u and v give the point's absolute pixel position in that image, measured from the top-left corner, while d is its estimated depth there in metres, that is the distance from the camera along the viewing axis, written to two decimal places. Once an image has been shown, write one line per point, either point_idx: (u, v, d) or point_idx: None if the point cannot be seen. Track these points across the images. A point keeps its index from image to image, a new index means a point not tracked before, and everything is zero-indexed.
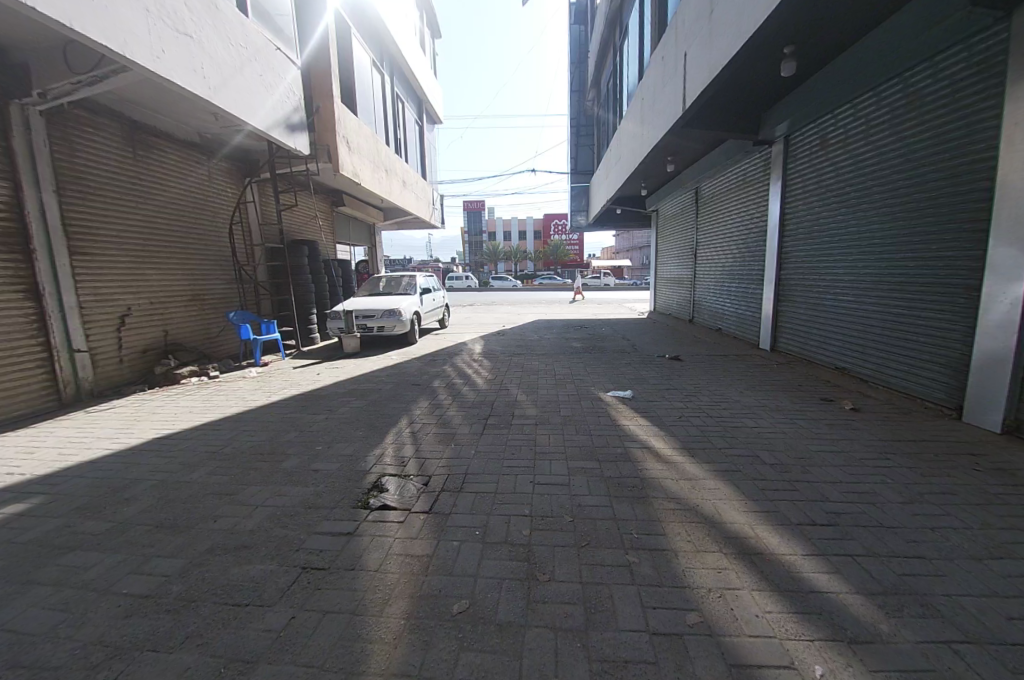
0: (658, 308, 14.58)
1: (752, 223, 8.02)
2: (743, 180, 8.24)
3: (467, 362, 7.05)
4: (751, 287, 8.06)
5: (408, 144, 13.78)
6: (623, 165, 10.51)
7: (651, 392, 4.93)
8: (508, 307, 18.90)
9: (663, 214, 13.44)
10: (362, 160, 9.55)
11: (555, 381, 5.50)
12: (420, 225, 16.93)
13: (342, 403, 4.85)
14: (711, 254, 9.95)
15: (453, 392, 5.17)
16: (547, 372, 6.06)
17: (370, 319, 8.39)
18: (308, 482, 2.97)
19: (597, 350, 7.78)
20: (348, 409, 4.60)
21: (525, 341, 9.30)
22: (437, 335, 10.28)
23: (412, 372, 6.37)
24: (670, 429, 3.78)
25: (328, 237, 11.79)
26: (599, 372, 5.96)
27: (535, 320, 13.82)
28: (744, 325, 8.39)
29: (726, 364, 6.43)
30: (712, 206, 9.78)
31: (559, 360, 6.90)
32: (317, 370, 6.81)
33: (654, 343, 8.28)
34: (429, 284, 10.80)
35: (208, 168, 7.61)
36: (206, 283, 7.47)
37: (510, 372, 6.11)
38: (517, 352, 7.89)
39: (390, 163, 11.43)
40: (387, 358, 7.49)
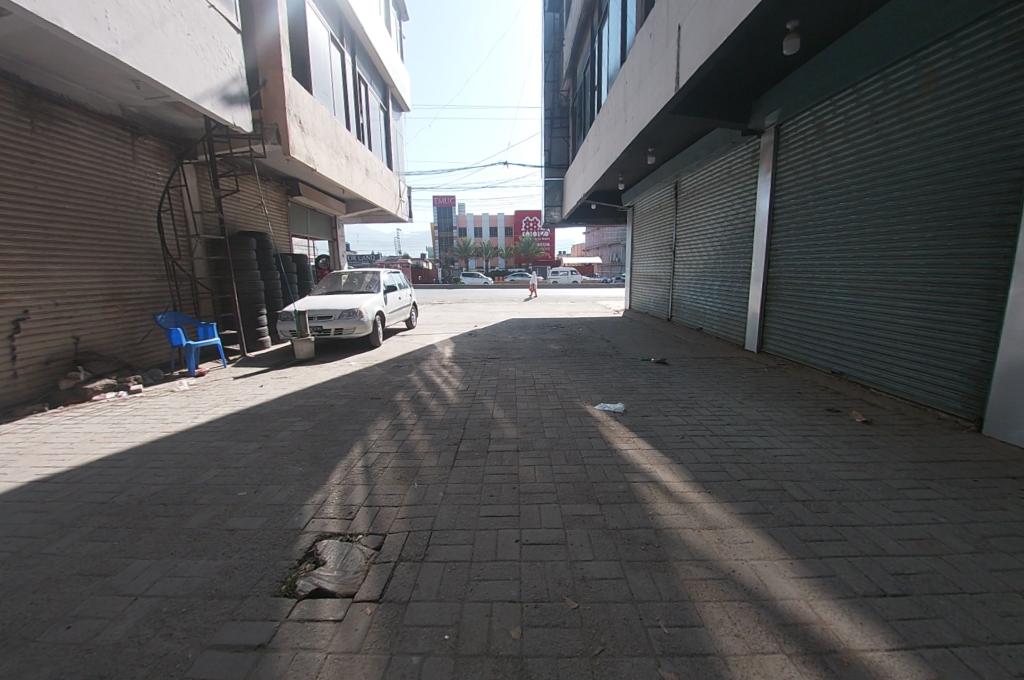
0: (633, 306, 14.23)
1: (737, 217, 7.61)
2: (728, 173, 7.83)
3: (436, 369, 6.31)
4: (736, 285, 7.63)
5: (371, 130, 12.80)
6: (602, 156, 9.96)
7: (644, 404, 4.35)
8: (479, 305, 18.15)
9: (639, 210, 13.05)
10: (319, 144, 8.62)
11: (536, 391, 4.86)
12: (386, 218, 15.92)
13: (283, 425, 4.04)
14: (691, 251, 9.58)
15: (419, 407, 4.45)
16: (525, 380, 5.41)
17: (326, 320, 7.50)
18: (218, 552, 2.20)
19: (578, 352, 7.20)
20: (288, 434, 3.80)
21: (498, 343, 8.62)
22: (403, 336, 9.46)
23: (372, 382, 5.57)
24: (675, 454, 3.20)
25: (281, 229, 10.71)
26: (583, 380, 5.35)
27: (508, 319, 13.15)
28: (727, 325, 7.99)
29: (717, 368, 5.98)
30: (693, 201, 9.40)
31: (538, 366, 6.26)
32: (262, 381, 5.90)
33: (637, 344, 7.75)
34: (395, 281, 9.94)
35: (131, 145, 6.48)
36: (129, 281, 6.37)
37: (485, 381, 5.43)
38: (491, 356, 7.21)
39: (351, 149, 10.50)
40: (346, 366, 6.65)
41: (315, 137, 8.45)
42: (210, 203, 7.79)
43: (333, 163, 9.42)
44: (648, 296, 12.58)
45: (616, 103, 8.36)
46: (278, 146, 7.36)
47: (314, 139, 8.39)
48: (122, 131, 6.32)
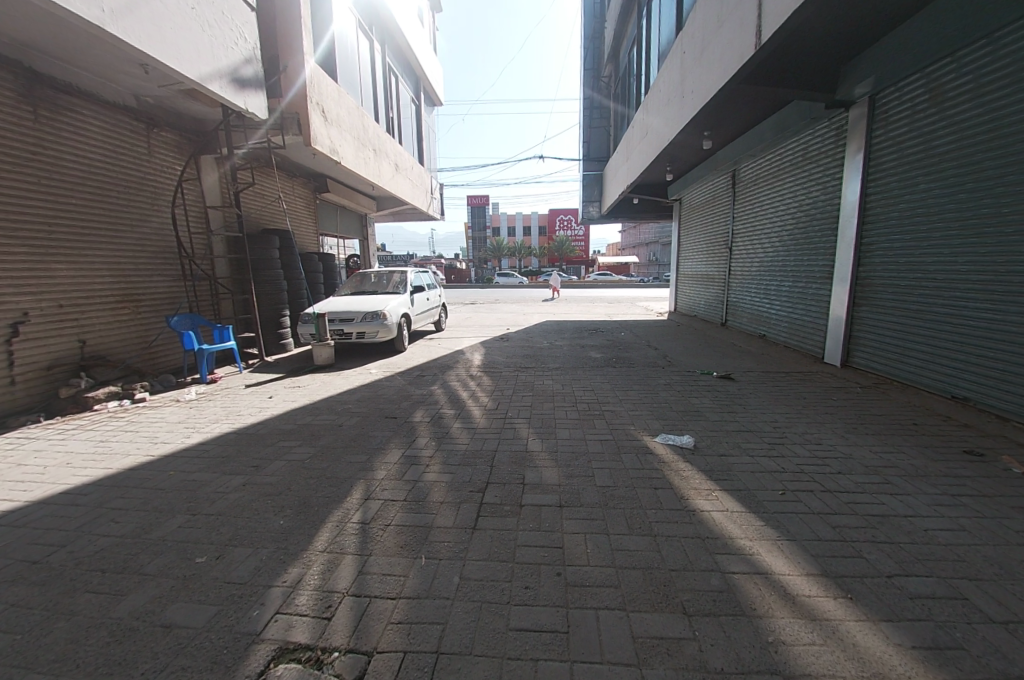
0: (679, 308, 13.04)
1: (814, 206, 6.43)
2: (802, 154, 6.67)
3: (463, 380, 5.56)
4: (812, 287, 6.44)
5: (402, 124, 12.31)
6: (649, 142, 8.96)
7: (719, 438, 3.43)
8: (512, 306, 17.43)
9: (688, 203, 11.88)
10: (345, 135, 8.13)
11: (579, 415, 4.03)
12: (418, 215, 15.46)
13: (277, 453, 3.41)
14: (751, 247, 8.40)
15: (439, 431, 3.72)
16: (565, 398, 4.59)
17: (347, 323, 6.95)
18: (130, 672, 1.53)
19: (624, 363, 6.30)
20: (279, 468, 3.15)
21: (533, 349, 7.81)
22: (430, 340, 8.82)
23: (389, 396, 4.90)
24: (781, 524, 2.30)
25: (308, 227, 10.36)
26: (636, 399, 4.46)
27: (543, 322, 12.31)
28: (799, 333, 6.79)
29: (797, 387, 4.93)
30: (755, 189, 8.22)
31: (580, 379, 5.41)
32: (272, 390, 5.37)
33: (691, 354, 6.75)
34: (423, 281, 9.33)
35: (145, 137, 6.15)
36: (142, 281, 6.04)
37: (518, 397, 4.64)
38: (525, 364, 6.41)
39: (380, 142, 9.99)
40: (365, 374, 6.05)
41: (340, 128, 7.96)
42: (231, 199, 7.41)
43: (360, 157, 8.93)
44: (698, 298, 11.39)
45: (669, 80, 7.37)
46: (300, 137, 6.89)
47: (339, 130, 7.91)
48: (134, 122, 5.98)
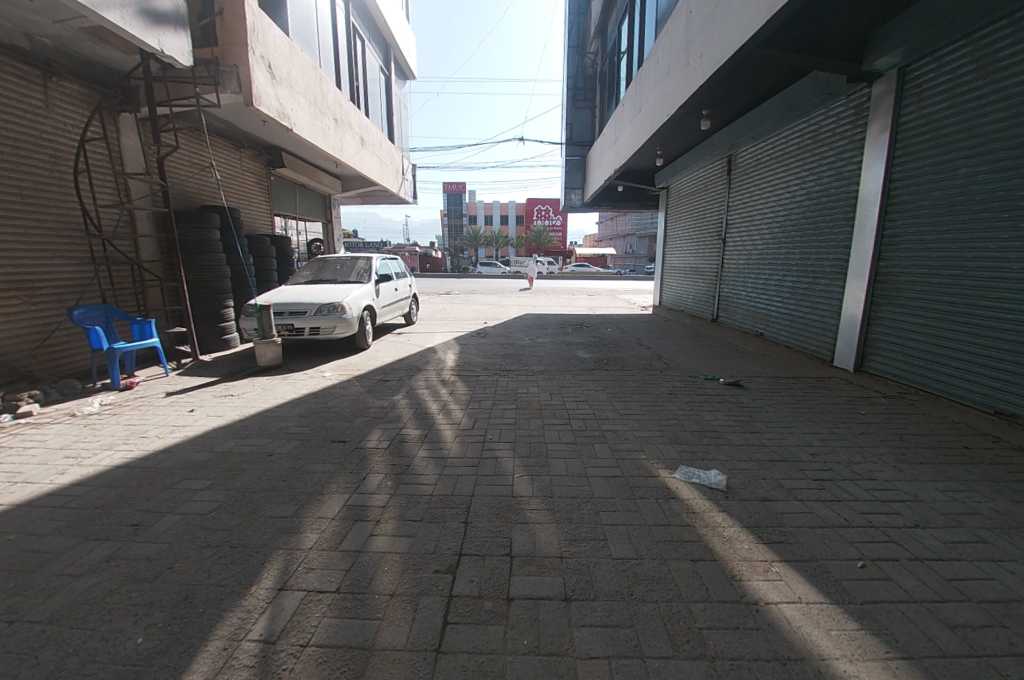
0: (663, 302, 12.51)
1: (824, 193, 5.84)
2: (813, 136, 6.05)
3: (433, 386, 4.72)
4: (820, 283, 5.88)
5: (369, 95, 11.13)
6: (641, 120, 8.18)
7: (754, 473, 2.74)
8: (488, 297, 16.54)
9: (676, 192, 11.27)
10: (298, 99, 7.01)
11: (574, 436, 3.27)
12: (388, 198, 14.31)
13: (175, 503, 2.49)
14: (747, 239, 7.84)
15: (398, 462, 2.89)
16: (555, 411, 3.83)
17: (299, 317, 5.97)
18: None
19: (617, 365, 5.59)
20: (168, 531, 2.24)
21: (513, 346, 7.04)
22: (399, 335, 7.91)
23: (341, 408, 4.02)
24: (895, 633, 1.58)
25: (259, 206, 9.14)
26: (640, 414, 3.75)
27: (522, 315, 11.52)
28: (803, 332, 6.25)
29: (816, 398, 4.34)
30: (754, 175, 7.60)
31: (569, 386, 4.65)
32: (198, 400, 4.38)
33: (689, 354, 6.11)
34: (390, 269, 8.36)
35: (39, 86, 4.89)
36: (38, 265, 4.87)
37: (498, 411, 3.85)
38: (505, 366, 5.63)
39: (342, 112, 8.85)
40: (317, 378, 5.12)
41: (292, 90, 6.84)
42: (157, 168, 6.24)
43: (318, 126, 7.81)
44: (685, 292, 10.88)
45: (671, 48, 6.58)
46: (240, 96, 5.79)
47: (291, 92, 6.79)
48: (23, 65, 4.71)
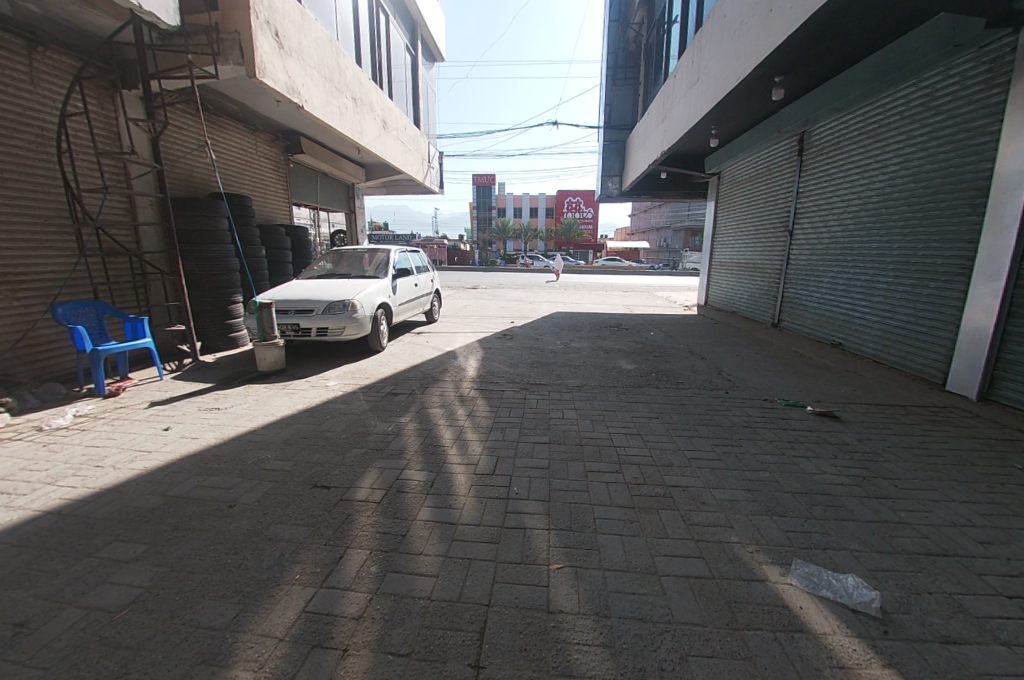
0: (711, 301, 11.32)
1: (938, 174, 4.64)
2: (925, 101, 4.83)
3: (449, 405, 3.94)
4: (929, 287, 4.69)
5: (394, 75, 10.41)
6: (698, 92, 7.08)
7: (914, 586, 1.81)
8: (517, 293, 15.69)
9: (729, 178, 10.03)
10: (310, 73, 6.34)
11: (630, 497, 2.40)
12: (414, 188, 13.66)
13: (79, 591, 1.80)
14: (823, 230, 6.63)
15: (388, 530, 2.10)
16: (600, 451, 2.96)
17: (305, 316, 5.33)
18: None
19: (670, 382, 4.65)
20: (50, 646, 1.54)
21: (544, 352, 6.20)
22: (418, 336, 7.21)
23: (333, 434, 3.28)
24: None
25: (274, 194, 8.62)
26: (713, 462, 2.83)
27: (553, 314, 10.60)
28: (902, 344, 5.08)
29: (948, 441, 3.28)
30: (836, 154, 6.37)
31: (615, 410, 3.76)
32: (178, 415, 3.79)
33: (756, 370, 5.09)
34: (410, 262, 7.65)
35: (23, 56, 4.41)
36: (22, 255, 4.41)
37: (528, 446, 3.02)
38: (535, 379, 4.78)
39: (362, 92, 8.17)
40: (319, 388, 4.44)
41: (303, 63, 6.18)
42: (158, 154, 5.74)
43: (333, 105, 7.15)
44: (738, 290, 9.68)
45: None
46: (242, 67, 5.15)
47: (302, 65, 6.12)
48: (3, 32, 4.22)
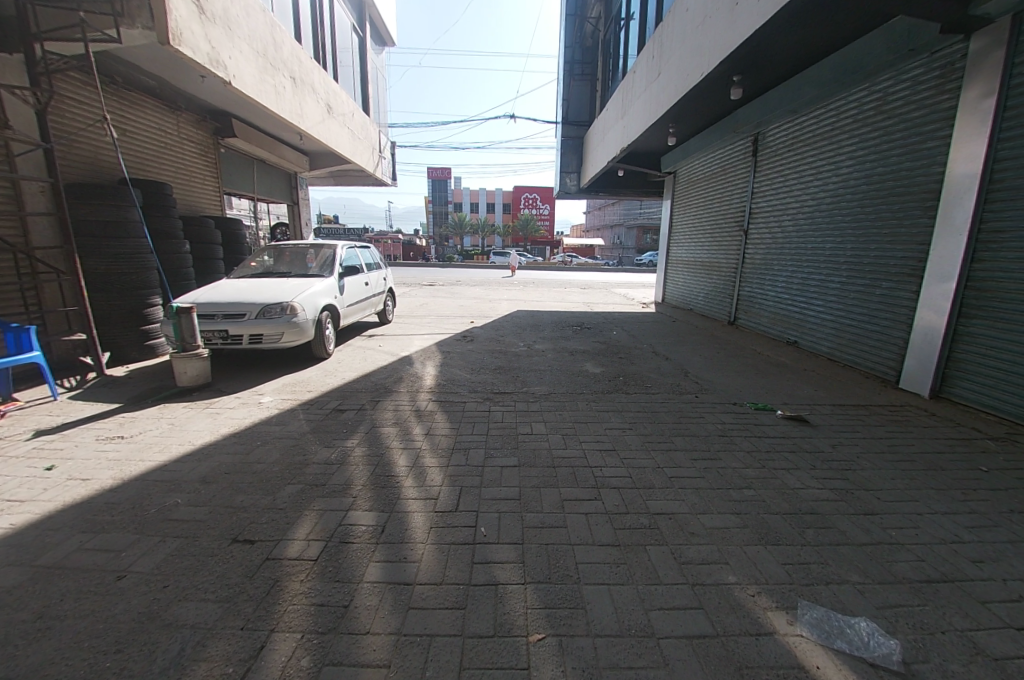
0: (667, 298, 11.46)
1: (891, 176, 4.75)
2: (877, 105, 4.94)
3: (404, 422, 3.52)
4: (882, 287, 4.81)
5: (338, 57, 9.62)
6: (660, 87, 6.96)
7: (931, 627, 1.64)
8: (474, 290, 15.24)
9: (685, 176, 10.14)
10: (238, 45, 5.58)
11: (613, 532, 2.11)
12: (363, 179, 12.84)
13: None
14: (777, 229, 6.74)
15: (326, 602, 1.68)
16: (575, 473, 2.66)
17: (235, 321, 4.67)
18: None
19: (639, 386, 4.45)
20: None
21: (505, 355, 5.88)
22: (369, 339, 6.66)
23: (264, 468, 2.77)
24: None
25: (198, 182, 7.67)
26: (695, 481, 2.60)
27: (513, 312, 10.28)
28: (855, 342, 5.21)
29: (914, 445, 3.29)
30: (790, 155, 6.47)
31: (586, 421, 3.49)
32: (68, 446, 3.10)
33: (721, 371, 5.03)
34: (359, 259, 7.04)
35: None
36: None
37: (495, 471, 2.66)
38: (499, 386, 4.43)
39: (302, 71, 7.40)
40: (250, 407, 3.85)
41: (229, 32, 5.41)
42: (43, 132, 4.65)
43: (268, 84, 6.38)
44: (694, 288, 9.81)
45: None
46: (153, 33, 4.35)
47: (227, 34, 5.36)
48: None
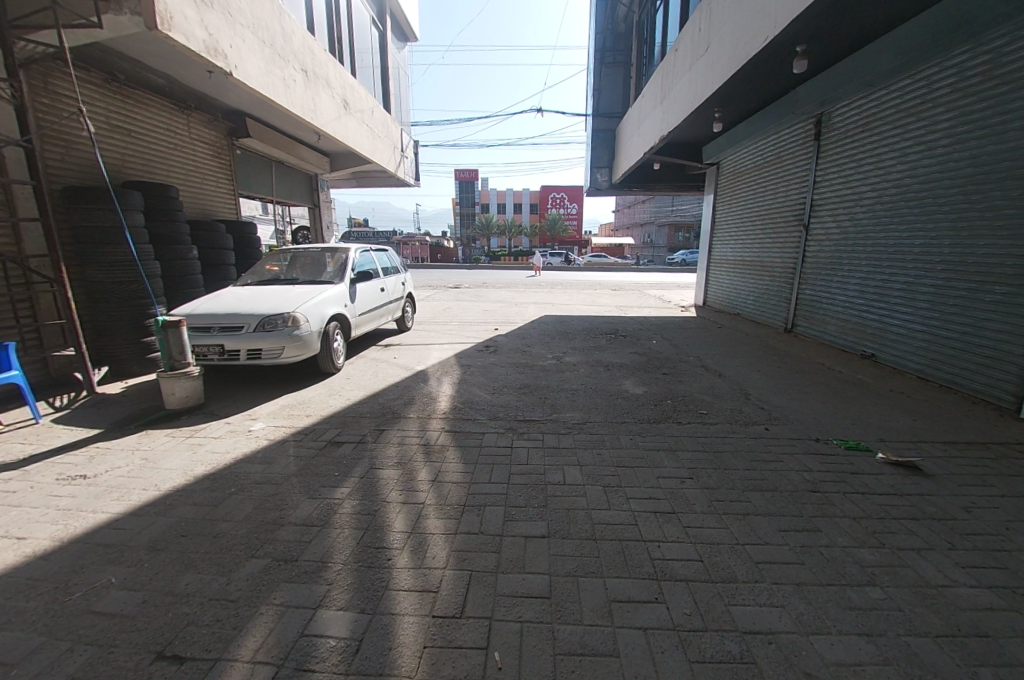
0: (711, 300, 10.49)
1: (1005, 156, 3.82)
2: (985, 68, 3.96)
3: (409, 460, 2.93)
4: (997, 292, 3.83)
5: (356, 51, 9.24)
6: (707, 66, 6.15)
7: None
8: (501, 293, 14.70)
9: (731, 167, 9.18)
10: (239, 32, 5.18)
11: (690, 671, 1.41)
12: (387, 179, 12.50)
13: None
14: (846, 223, 5.78)
15: None
16: (626, 552, 1.97)
17: (231, 334, 4.24)
18: None
19: (692, 413, 3.73)
20: None
21: (532, 369, 5.22)
22: (384, 349, 6.16)
23: (226, 532, 2.23)
24: None
25: (210, 184, 7.44)
26: (792, 571, 1.88)
27: (541, 317, 9.64)
28: (956, 360, 4.24)
29: None
30: (860, 136, 5.51)
31: (631, 464, 2.81)
32: (23, 488, 2.71)
33: (788, 393, 4.22)
34: (374, 264, 6.56)
35: None
36: None
37: (515, 546, 2.01)
38: (524, 411, 3.80)
39: (315, 63, 7.00)
40: (238, 437, 3.39)
41: (229, 18, 5.01)
42: (32, 130, 4.30)
43: (275, 75, 5.98)
44: (743, 289, 8.86)
45: None
46: (141, 18, 3.99)
47: (227, 20, 4.97)
48: None
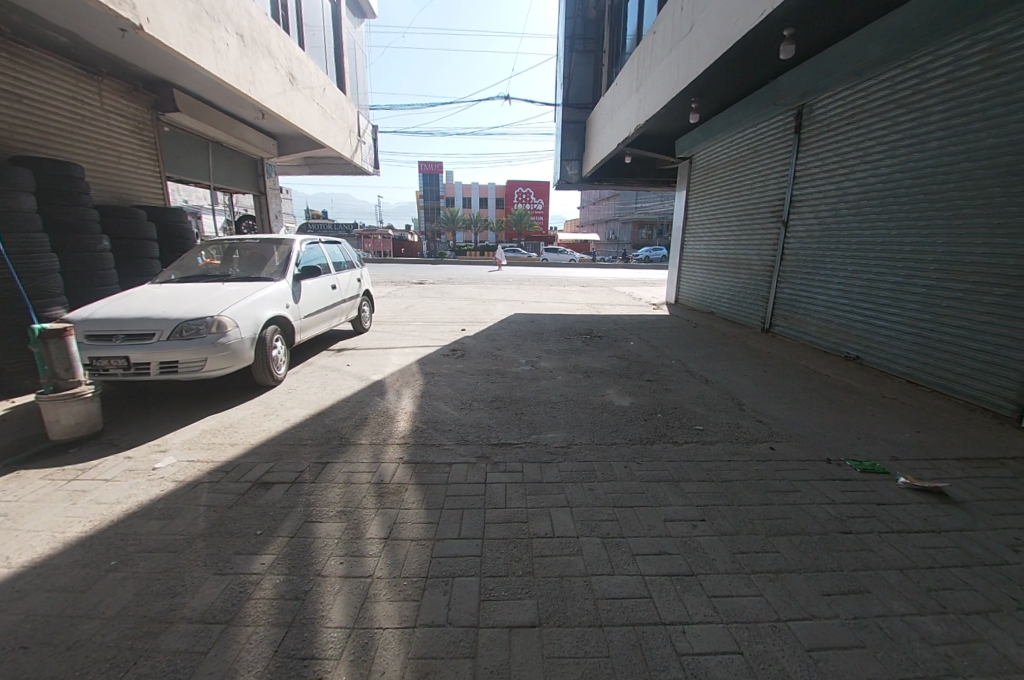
0: (684, 298, 10.31)
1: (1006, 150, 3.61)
2: (985, 56, 3.74)
3: (356, 506, 2.33)
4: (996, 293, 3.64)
5: (304, 21, 8.32)
6: (689, 49, 5.77)
7: None
8: (467, 290, 14.04)
9: (705, 162, 8.96)
10: None
11: None
12: (343, 167, 11.56)
13: None
14: (828, 220, 5.58)
15: None
16: (644, 646, 1.48)
17: (138, 343, 3.45)
18: None
19: (688, 430, 3.31)
20: None
21: (504, 378, 4.68)
22: (336, 356, 5.45)
23: (85, 639, 1.57)
24: None
25: (129, 163, 6.39)
26: (860, 665, 1.44)
27: (510, 316, 9.11)
28: (950, 363, 4.05)
29: None
30: (846, 128, 5.29)
31: (630, 503, 2.34)
32: None
33: (784, 402, 3.90)
34: (323, 258, 5.82)
35: None
36: None
37: (497, 646, 1.47)
38: (497, 432, 3.26)
39: (253, 27, 6.10)
40: (137, 479, 2.65)
41: None
42: None
43: (202, 36, 5.08)
44: (717, 287, 8.67)
45: None
46: None
47: None
48: None
